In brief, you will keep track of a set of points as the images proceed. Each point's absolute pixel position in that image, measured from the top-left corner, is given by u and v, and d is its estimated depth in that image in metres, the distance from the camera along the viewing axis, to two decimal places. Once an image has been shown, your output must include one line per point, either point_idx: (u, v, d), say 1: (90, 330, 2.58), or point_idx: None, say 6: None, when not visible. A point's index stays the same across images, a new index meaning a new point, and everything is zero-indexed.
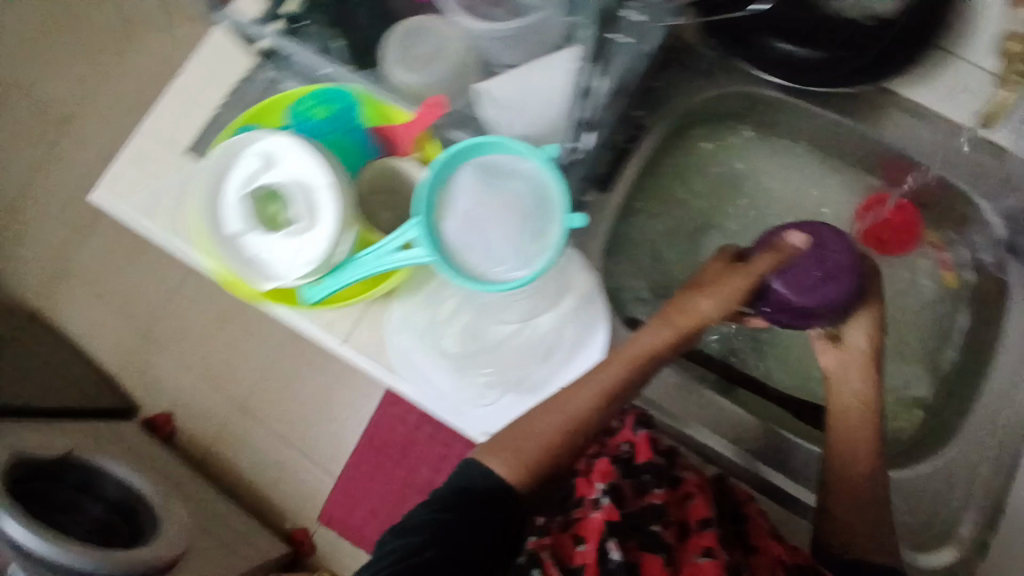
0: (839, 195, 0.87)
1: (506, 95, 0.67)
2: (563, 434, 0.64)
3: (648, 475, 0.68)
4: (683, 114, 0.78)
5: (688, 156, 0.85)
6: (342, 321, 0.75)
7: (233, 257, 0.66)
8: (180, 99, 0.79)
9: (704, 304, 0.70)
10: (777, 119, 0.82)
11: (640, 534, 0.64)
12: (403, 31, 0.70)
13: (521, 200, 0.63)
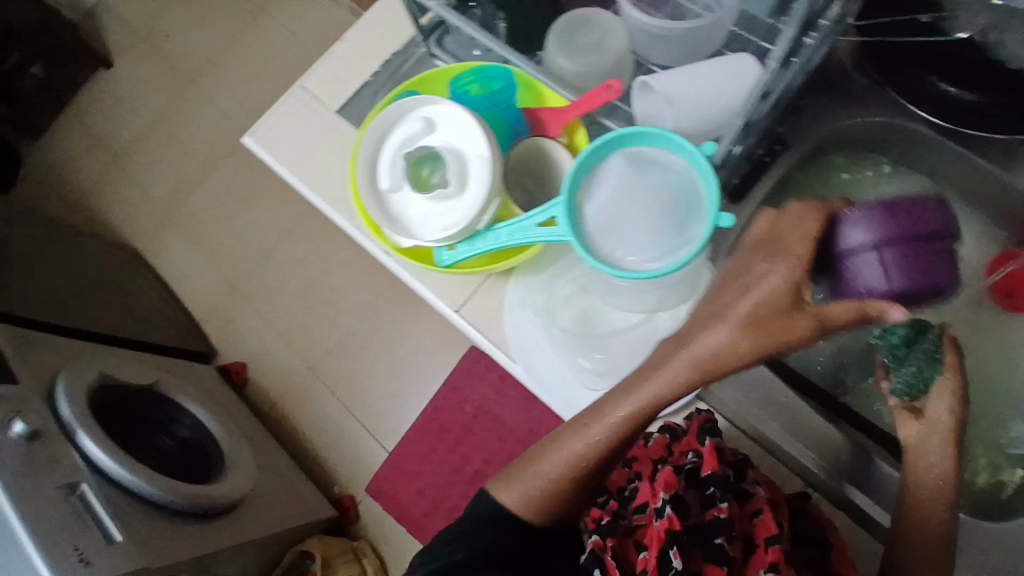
0: (969, 247, 0.82)
1: (669, 85, 0.64)
2: (564, 483, 0.64)
3: (715, 487, 0.62)
4: (823, 137, 0.78)
5: (827, 181, 0.83)
6: (461, 288, 0.76)
7: (377, 209, 0.69)
8: (342, 61, 0.85)
9: (725, 337, 0.55)
10: (919, 155, 0.80)
11: (703, 545, 0.61)
12: (569, 19, 0.72)
13: (668, 194, 0.63)
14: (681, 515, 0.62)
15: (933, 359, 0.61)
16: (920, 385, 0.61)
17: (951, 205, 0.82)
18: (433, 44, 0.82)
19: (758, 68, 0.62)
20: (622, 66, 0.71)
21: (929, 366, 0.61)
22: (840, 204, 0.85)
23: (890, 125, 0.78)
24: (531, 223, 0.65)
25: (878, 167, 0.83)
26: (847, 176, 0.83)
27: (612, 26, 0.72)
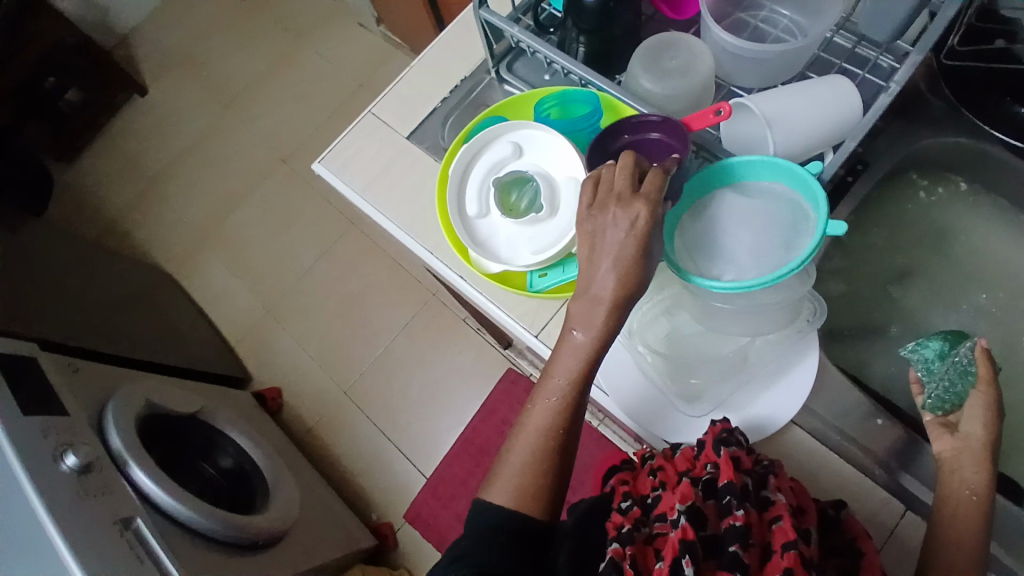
0: None
1: (775, 106, 0.63)
2: (544, 460, 0.60)
3: (732, 495, 0.60)
4: (900, 158, 0.78)
5: (899, 201, 0.83)
6: (539, 312, 0.72)
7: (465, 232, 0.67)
8: (411, 90, 0.86)
9: (619, 246, 0.56)
10: (995, 175, 0.79)
11: (721, 555, 0.58)
12: (655, 44, 0.74)
13: (781, 221, 0.61)
14: (698, 525, 0.60)
15: (964, 375, 0.65)
16: (952, 400, 0.66)
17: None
18: (503, 69, 0.82)
19: (860, 112, 0.64)
20: (706, 89, 0.72)
21: (960, 381, 0.65)
22: (914, 224, 0.84)
23: (968, 146, 0.77)
24: None
25: (952, 186, 0.83)
26: (924, 194, 0.83)
27: (696, 51, 0.73)
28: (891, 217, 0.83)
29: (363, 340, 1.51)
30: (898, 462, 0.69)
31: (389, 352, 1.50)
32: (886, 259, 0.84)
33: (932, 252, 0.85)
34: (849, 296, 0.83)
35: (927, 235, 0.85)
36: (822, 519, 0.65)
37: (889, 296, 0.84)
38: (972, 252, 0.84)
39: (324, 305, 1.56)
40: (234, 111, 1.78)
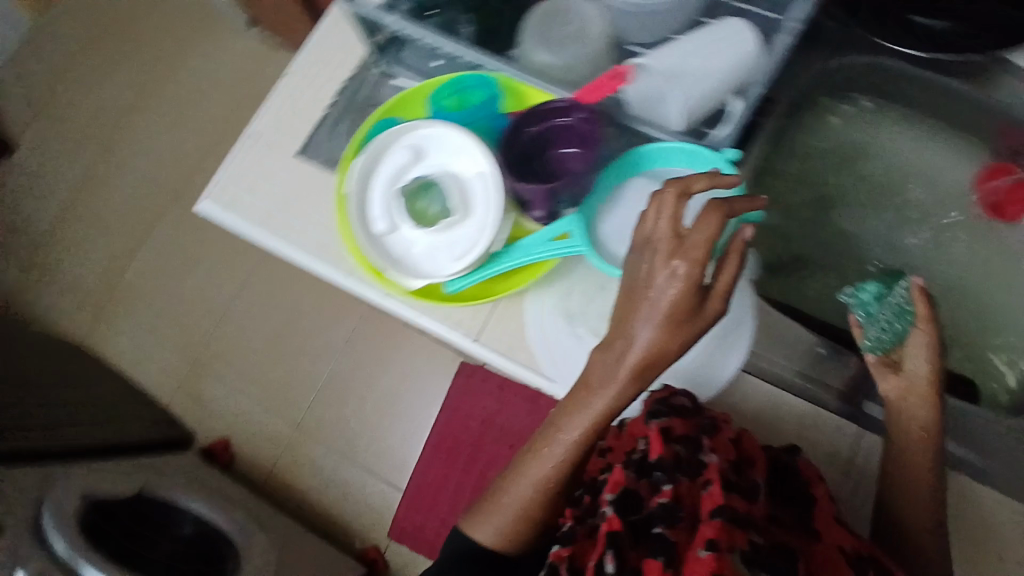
0: (944, 162, 0.84)
1: (672, 61, 0.63)
2: (537, 506, 0.64)
3: (660, 470, 0.62)
4: (802, 84, 0.79)
5: (807, 125, 0.84)
6: (475, 317, 0.71)
7: (376, 253, 0.63)
8: (290, 103, 0.78)
9: (658, 300, 0.54)
10: (895, 87, 0.81)
11: (647, 538, 0.59)
12: (545, 12, 0.69)
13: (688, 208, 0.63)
14: (629, 511, 0.61)
15: (904, 314, 0.64)
16: (892, 339, 0.64)
17: (932, 128, 0.83)
18: (390, 62, 0.78)
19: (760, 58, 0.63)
20: (603, 57, 0.69)
21: (898, 320, 0.64)
22: (826, 145, 0.85)
23: (864, 65, 0.79)
24: (549, 237, 0.63)
25: (859, 104, 0.84)
26: (836, 121, 0.85)
27: (588, 16, 0.69)
28: (804, 142, 0.84)
29: (307, 365, 1.45)
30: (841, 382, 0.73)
31: (336, 372, 1.44)
32: (804, 187, 0.84)
33: (843, 171, 0.86)
34: (774, 229, 0.84)
35: (837, 155, 0.86)
36: (779, 464, 0.69)
37: (810, 219, 0.85)
38: (881, 164, 0.86)
39: (257, 341, 1.47)
40: (111, 155, 1.63)
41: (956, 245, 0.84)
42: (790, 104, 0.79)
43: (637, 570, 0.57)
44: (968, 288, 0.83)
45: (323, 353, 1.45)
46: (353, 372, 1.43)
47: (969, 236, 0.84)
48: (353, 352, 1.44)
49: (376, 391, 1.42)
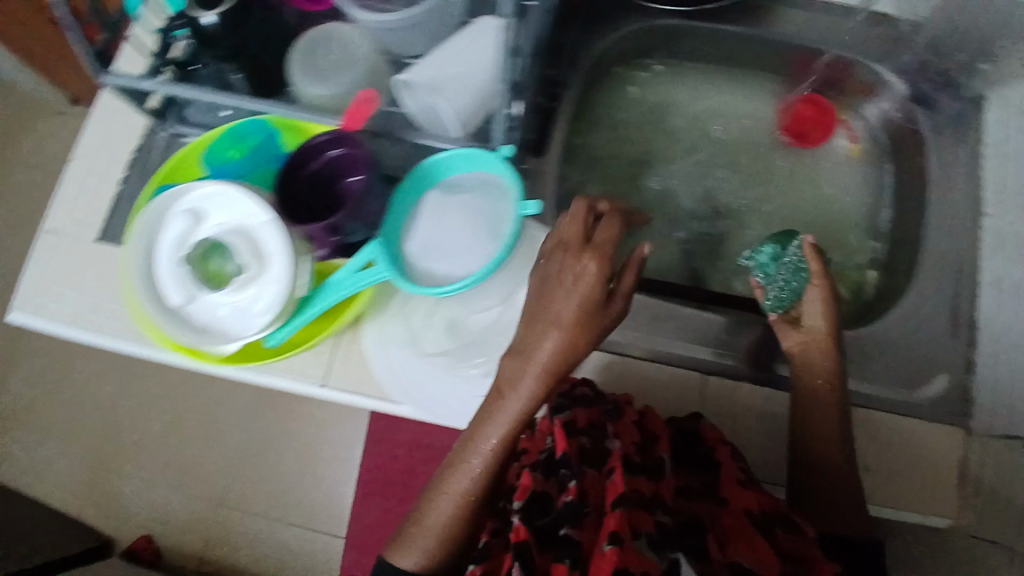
0: (742, 102, 0.89)
1: (435, 74, 0.63)
2: (461, 523, 0.59)
3: (565, 466, 0.61)
4: (590, 61, 0.83)
5: (608, 98, 0.88)
6: (315, 362, 0.70)
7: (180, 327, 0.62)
8: (80, 186, 0.75)
9: (566, 302, 0.56)
10: (678, 44, 0.85)
11: (555, 541, 0.57)
12: (307, 41, 0.69)
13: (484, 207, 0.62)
14: (538, 514, 0.59)
15: (798, 271, 0.71)
16: (790, 296, 0.72)
17: (723, 73, 0.88)
18: (175, 123, 0.76)
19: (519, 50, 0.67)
20: (376, 74, 0.68)
21: (794, 278, 0.72)
22: (633, 114, 0.89)
23: (642, 28, 0.83)
24: (356, 268, 0.62)
25: (652, 68, 0.89)
26: (637, 90, 0.89)
27: (351, 38, 0.69)
28: (608, 114, 0.89)
29: (215, 439, 1.39)
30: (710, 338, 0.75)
31: (245, 439, 1.39)
32: (620, 157, 0.88)
33: (654, 133, 0.90)
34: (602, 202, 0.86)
35: (644, 120, 0.90)
36: (681, 433, 0.70)
37: (634, 185, 0.88)
38: (687, 116, 0.90)
39: (158, 423, 1.41)
40: None
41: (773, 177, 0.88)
42: (581, 82, 0.84)
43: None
44: (790, 212, 0.86)
45: (228, 423, 1.40)
46: (264, 434, 1.39)
47: (781, 165, 0.88)
48: (258, 415, 1.40)
49: (291, 447, 1.38)
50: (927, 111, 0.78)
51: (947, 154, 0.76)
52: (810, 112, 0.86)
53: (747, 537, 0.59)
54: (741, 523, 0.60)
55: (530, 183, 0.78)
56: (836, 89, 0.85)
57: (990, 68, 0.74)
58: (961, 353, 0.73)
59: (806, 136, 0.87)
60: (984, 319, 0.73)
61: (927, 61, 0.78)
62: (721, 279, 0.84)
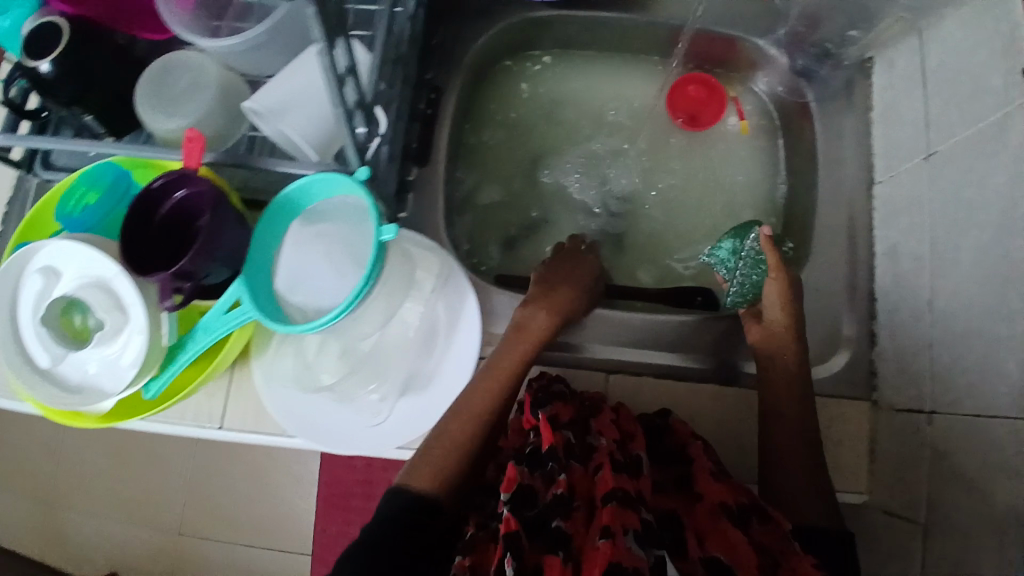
0: (636, 90, 0.87)
1: (278, 100, 0.62)
2: (467, 446, 0.60)
3: (553, 458, 0.60)
4: (471, 61, 0.82)
5: (495, 99, 0.86)
6: (212, 406, 0.70)
7: (45, 388, 0.61)
8: None
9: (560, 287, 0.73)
10: (559, 35, 0.84)
11: (543, 533, 0.56)
12: (151, 73, 0.67)
13: (347, 236, 0.61)
14: (525, 507, 0.58)
15: (759, 263, 0.75)
16: (751, 289, 0.76)
17: (611, 61, 0.87)
18: (40, 169, 0.72)
19: (371, 58, 0.66)
20: (229, 101, 0.68)
21: (755, 271, 0.76)
22: (525, 114, 0.87)
23: (521, 22, 0.81)
24: (221, 309, 0.60)
25: (538, 62, 0.87)
26: (528, 88, 0.87)
27: (199, 63, 0.67)
28: (498, 114, 0.87)
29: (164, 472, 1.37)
30: (645, 339, 0.76)
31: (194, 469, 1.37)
32: (513, 155, 0.86)
33: (546, 129, 0.87)
34: (503, 204, 0.85)
35: (537, 116, 0.87)
36: (652, 429, 0.71)
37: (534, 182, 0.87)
38: (578, 105, 0.88)
39: (84, 465, 1.29)
40: None
41: (671, 163, 0.87)
42: (464, 83, 0.82)
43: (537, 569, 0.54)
44: (693, 194, 0.86)
45: None
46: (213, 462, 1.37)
47: (676, 147, 0.87)
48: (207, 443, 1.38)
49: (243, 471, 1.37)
50: (808, 84, 0.80)
51: (832, 125, 0.78)
52: (699, 92, 0.85)
53: (719, 527, 0.58)
54: (717, 515, 0.59)
55: (416, 195, 0.77)
56: (724, 68, 0.85)
57: (859, 33, 0.76)
58: (861, 324, 0.74)
59: (697, 117, 0.86)
60: (878, 285, 0.74)
61: (803, 32, 0.77)
62: (625, 272, 0.84)
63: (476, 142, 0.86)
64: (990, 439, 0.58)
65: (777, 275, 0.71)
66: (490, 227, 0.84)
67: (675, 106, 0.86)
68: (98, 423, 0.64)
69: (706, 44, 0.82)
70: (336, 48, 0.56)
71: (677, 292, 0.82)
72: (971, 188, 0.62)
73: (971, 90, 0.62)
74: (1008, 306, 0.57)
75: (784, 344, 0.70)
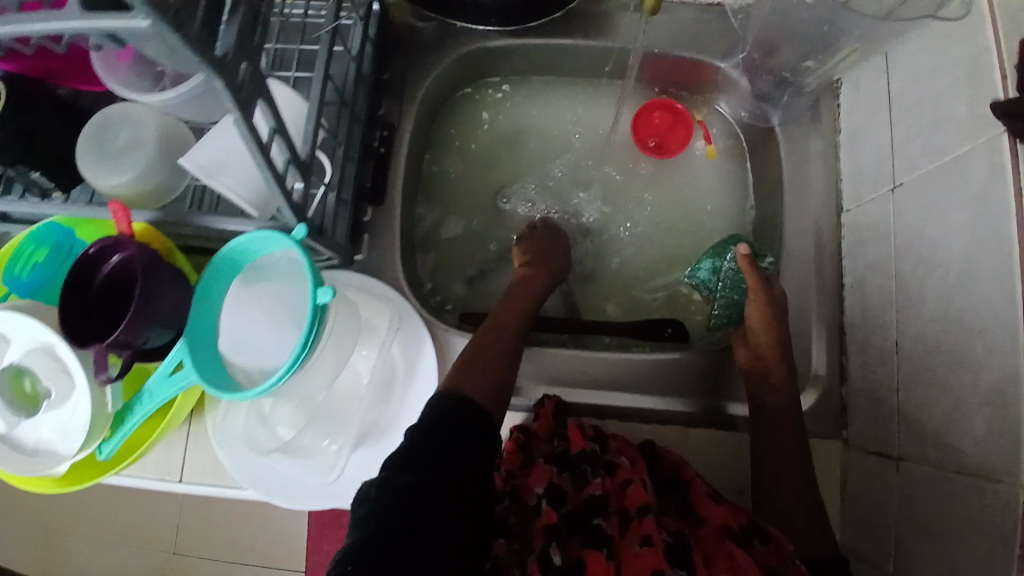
0: (600, 114, 0.88)
1: (213, 156, 0.60)
2: (500, 364, 0.69)
3: (587, 464, 0.68)
4: (427, 92, 0.81)
5: (454, 129, 0.87)
6: (170, 458, 0.69)
7: (9, 459, 0.60)
8: None
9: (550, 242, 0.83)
10: (516, 64, 0.84)
11: (580, 531, 0.65)
12: (91, 128, 0.66)
13: (290, 297, 0.60)
14: (560, 504, 0.67)
15: (738, 284, 0.76)
16: (730, 312, 0.78)
17: (573, 86, 0.87)
18: None
19: (305, 103, 0.65)
20: (170, 152, 0.66)
21: (734, 292, 0.77)
22: (487, 142, 0.88)
23: (474, 52, 0.81)
24: (165, 372, 0.60)
25: (497, 90, 0.87)
26: (489, 117, 0.88)
27: (138, 115, 0.66)
28: (459, 145, 0.87)
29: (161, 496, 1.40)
30: (625, 380, 0.75)
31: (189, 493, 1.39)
32: (478, 183, 0.87)
33: (509, 157, 0.88)
34: (466, 239, 0.85)
35: (499, 143, 0.88)
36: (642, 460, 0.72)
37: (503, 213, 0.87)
38: (541, 133, 0.88)
39: (65, 506, 1.26)
40: None
41: (636, 188, 0.87)
42: (419, 115, 0.81)
43: (578, 561, 0.63)
44: (661, 218, 0.86)
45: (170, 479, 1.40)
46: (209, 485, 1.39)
47: (646, 177, 0.87)
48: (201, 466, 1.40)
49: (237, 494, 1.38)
50: (772, 108, 0.78)
51: (798, 150, 0.76)
52: (664, 118, 0.84)
53: (727, 551, 0.61)
54: (720, 537, 0.62)
55: (372, 235, 0.76)
56: (688, 91, 0.85)
57: (815, 63, 0.70)
58: (830, 357, 0.72)
59: (664, 145, 0.85)
60: (847, 316, 0.72)
61: (759, 60, 0.74)
62: (592, 306, 0.85)
63: (435, 175, 0.86)
64: (956, 495, 0.55)
65: (758, 295, 0.72)
66: (454, 261, 0.84)
67: (642, 135, 0.85)
68: (57, 491, 0.63)
69: (659, 68, 0.81)
70: (260, 107, 0.55)
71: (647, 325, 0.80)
72: (935, 226, 0.59)
73: (930, 121, 0.59)
74: (971, 357, 0.54)
75: (776, 376, 0.70)
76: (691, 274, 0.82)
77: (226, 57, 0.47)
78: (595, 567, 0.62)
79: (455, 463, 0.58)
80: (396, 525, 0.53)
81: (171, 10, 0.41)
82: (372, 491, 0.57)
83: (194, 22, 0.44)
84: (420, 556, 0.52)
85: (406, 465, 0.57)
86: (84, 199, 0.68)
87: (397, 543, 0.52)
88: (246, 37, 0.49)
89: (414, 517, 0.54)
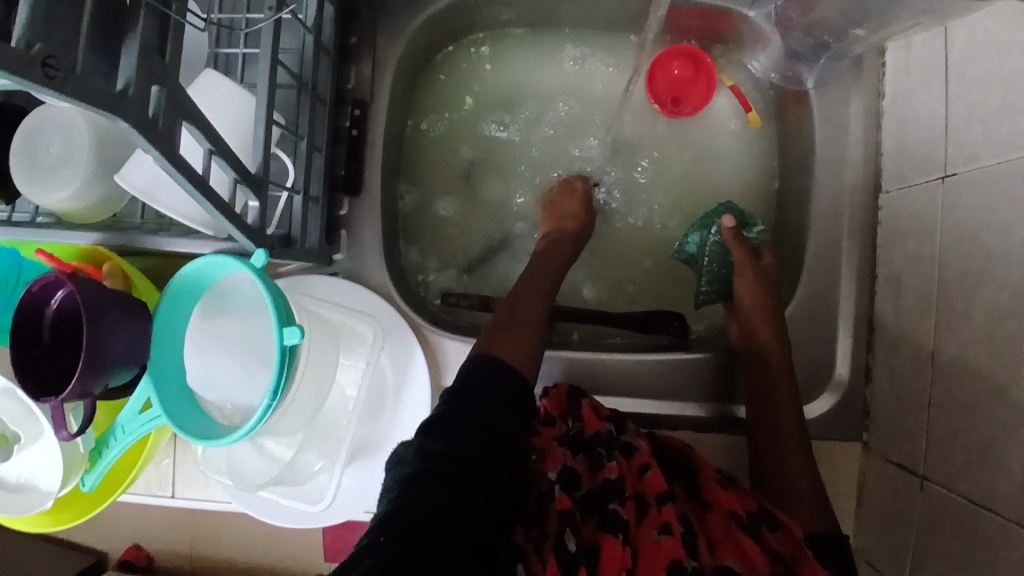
0: (606, 72, 0.80)
1: (155, 172, 0.53)
2: (537, 324, 0.63)
3: (602, 446, 0.61)
4: (402, 59, 0.72)
5: (436, 94, 0.81)
6: (160, 477, 0.70)
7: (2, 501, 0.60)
8: None
9: (567, 204, 0.76)
10: (505, 17, 0.77)
11: (598, 514, 0.56)
12: (21, 136, 0.58)
13: (260, 326, 0.56)
14: (574, 487, 0.58)
15: (724, 258, 0.74)
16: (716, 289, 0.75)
17: (573, 39, 0.80)
18: None
19: (253, 100, 0.56)
20: (108, 160, 0.58)
21: (723, 267, 0.74)
22: (477, 109, 0.81)
23: (454, 8, 0.73)
24: (135, 409, 0.56)
25: (481, 52, 0.81)
26: (473, 102, 0.81)
27: (67, 117, 0.57)
28: (446, 112, 0.81)
29: None
30: (628, 381, 0.69)
31: None
32: (475, 152, 0.81)
33: (505, 121, 0.81)
34: (462, 224, 0.81)
35: (494, 108, 0.81)
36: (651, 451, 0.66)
37: (506, 186, 0.81)
38: (541, 95, 0.81)
39: None
40: None
41: (646, 152, 0.80)
42: (396, 80, 0.73)
43: (594, 547, 0.53)
44: (677, 190, 0.80)
45: None
46: None
47: (672, 141, 0.80)
48: None
49: None
50: (806, 69, 0.68)
51: (834, 116, 0.67)
52: (683, 70, 0.75)
53: (736, 540, 0.55)
54: (729, 526, 0.56)
55: (350, 231, 0.70)
56: (710, 39, 0.77)
57: (866, 32, 0.63)
58: (857, 356, 0.66)
59: (682, 102, 0.76)
60: (878, 313, 0.65)
61: (794, 17, 0.65)
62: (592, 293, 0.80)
63: (414, 147, 0.80)
64: (983, 534, 0.50)
65: (756, 271, 0.70)
66: (446, 249, 0.80)
67: (657, 89, 0.76)
68: (49, 527, 0.64)
69: (685, 17, 0.74)
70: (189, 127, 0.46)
71: (643, 318, 0.75)
72: (992, 232, 0.50)
73: (998, 106, 0.50)
74: (1016, 391, 0.47)
75: (780, 371, 0.64)
76: (678, 249, 0.78)
77: (126, 92, 0.39)
78: (614, 554, 0.52)
79: (505, 431, 0.51)
80: (442, 494, 0.45)
81: (33, 59, 0.34)
82: (406, 455, 0.49)
83: (70, 63, 0.36)
84: (467, 526, 0.44)
85: (439, 425, 0.50)
86: (30, 211, 0.62)
87: (437, 512, 0.44)
88: (152, 53, 0.41)
89: (464, 484, 0.46)
